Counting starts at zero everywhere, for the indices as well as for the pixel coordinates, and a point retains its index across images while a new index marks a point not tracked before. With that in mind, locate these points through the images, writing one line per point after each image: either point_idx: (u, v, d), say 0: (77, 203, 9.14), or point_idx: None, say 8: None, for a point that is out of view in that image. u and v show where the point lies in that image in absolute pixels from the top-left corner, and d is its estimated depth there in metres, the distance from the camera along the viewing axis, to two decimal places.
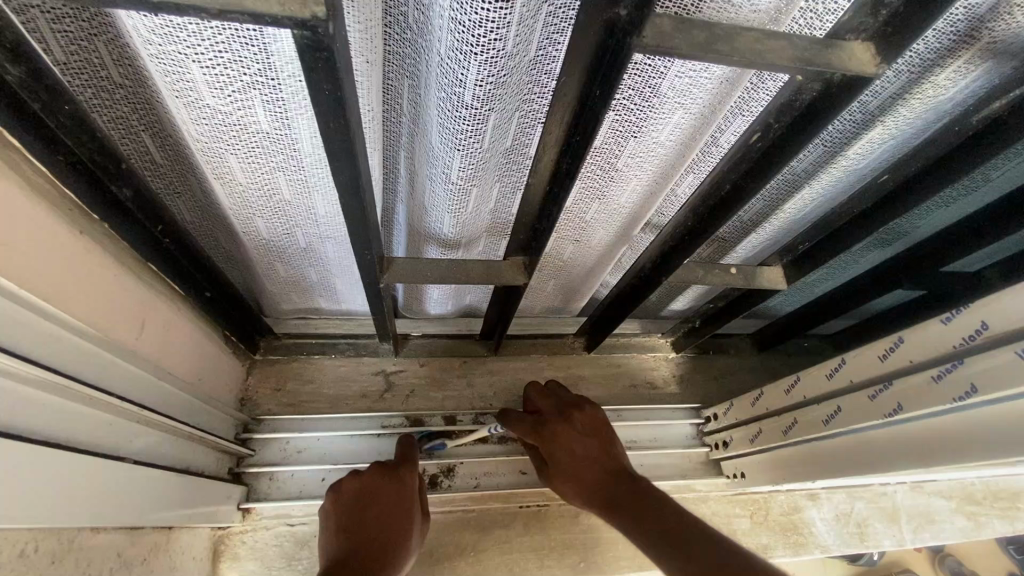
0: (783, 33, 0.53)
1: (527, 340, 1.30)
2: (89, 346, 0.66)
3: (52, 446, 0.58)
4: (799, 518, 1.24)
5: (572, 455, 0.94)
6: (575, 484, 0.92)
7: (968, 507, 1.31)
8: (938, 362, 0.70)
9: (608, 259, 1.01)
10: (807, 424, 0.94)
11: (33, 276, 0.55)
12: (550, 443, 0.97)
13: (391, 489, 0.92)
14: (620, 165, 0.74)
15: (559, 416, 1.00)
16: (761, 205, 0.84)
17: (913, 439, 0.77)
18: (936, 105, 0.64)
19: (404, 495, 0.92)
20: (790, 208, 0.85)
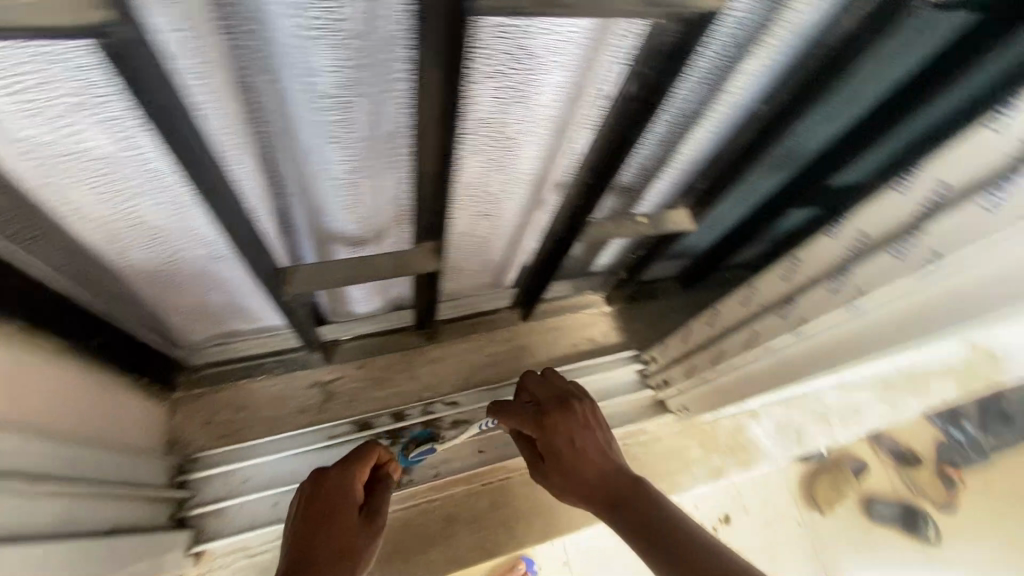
0: None
1: (464, 321, 1.29)
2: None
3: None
4: (745, 437, 1.33)
5: (570, 445, 0.92)
6: (569, 476, 0.90)
7: (886, 394, 1.45)
8: (829, 276, 0.74)
9: (524, 228, 1.00)
10: (731, 352, 0.99)
11: None
12: (552, 432, 0.94)
13: (336, 489, 0.88)
14: (510, 132, 0.73)
15: (557, 405, 0.97)
16: (656, 147, 0.84)
17: (820, 348, 0.82)
18: (796, 32, 0.66)
19: (340, 500, 0.86)
20: (686, 149, 0.87)
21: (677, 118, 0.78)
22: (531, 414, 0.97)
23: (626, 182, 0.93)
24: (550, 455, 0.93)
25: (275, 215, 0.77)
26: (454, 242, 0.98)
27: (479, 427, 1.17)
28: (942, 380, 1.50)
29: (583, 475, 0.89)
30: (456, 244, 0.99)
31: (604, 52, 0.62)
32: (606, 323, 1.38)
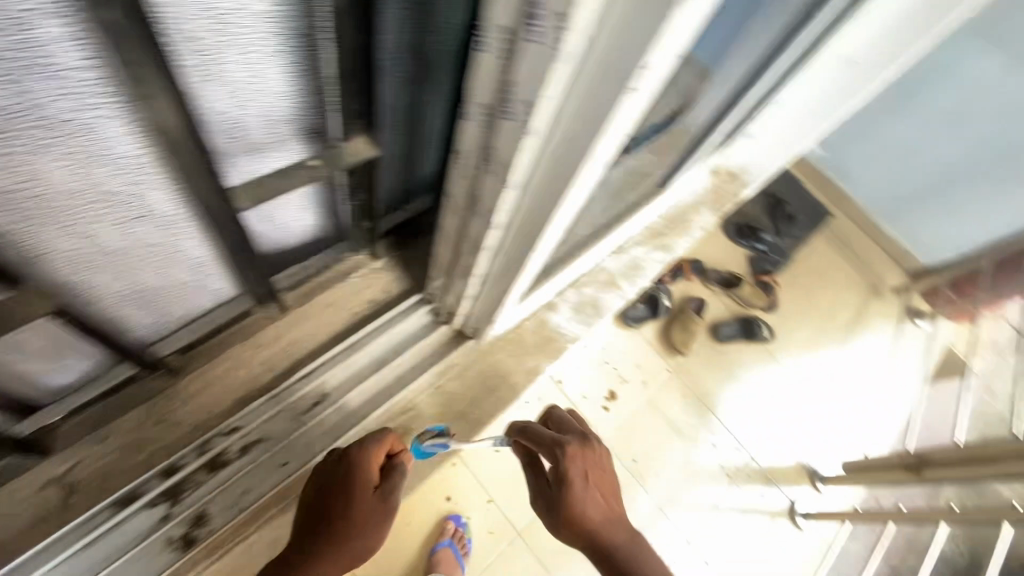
0: None
1: (215, 338, 1.11)
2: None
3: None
4: (549, 329, 1.41)
5: (585, 487, 0.83)
6: (576, 524, 0.82)
7: (655, 240, 1.64)
8: (482, 159, 0.69)
9: (187, 224, 0.83)
10: (468, 268, 0.96)
11: None
12: (574, 473, 0.83)
13: (342, 465, 0.90)
14: (55, 117, 0.55)
15: (584, 440, 0.88)
16: (289, 82, 0.73)
17: (519, 236, 0.82)
18: None
19: (358, 489, 0.86)
20: (332, 65, 0.74)
21: (282, 40, 0.66)
22: (552, 440, 0.87)
23: (294, 125, 0.81)
24: (563, 493, 0.83)
25: None
26: (65, 272, 0.74)
27: (268, 442, 1.07)
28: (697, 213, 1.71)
29: (591, 531, 0.83)
30: (108, 266, 0.80)
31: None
32: (386, 280, 1.27)
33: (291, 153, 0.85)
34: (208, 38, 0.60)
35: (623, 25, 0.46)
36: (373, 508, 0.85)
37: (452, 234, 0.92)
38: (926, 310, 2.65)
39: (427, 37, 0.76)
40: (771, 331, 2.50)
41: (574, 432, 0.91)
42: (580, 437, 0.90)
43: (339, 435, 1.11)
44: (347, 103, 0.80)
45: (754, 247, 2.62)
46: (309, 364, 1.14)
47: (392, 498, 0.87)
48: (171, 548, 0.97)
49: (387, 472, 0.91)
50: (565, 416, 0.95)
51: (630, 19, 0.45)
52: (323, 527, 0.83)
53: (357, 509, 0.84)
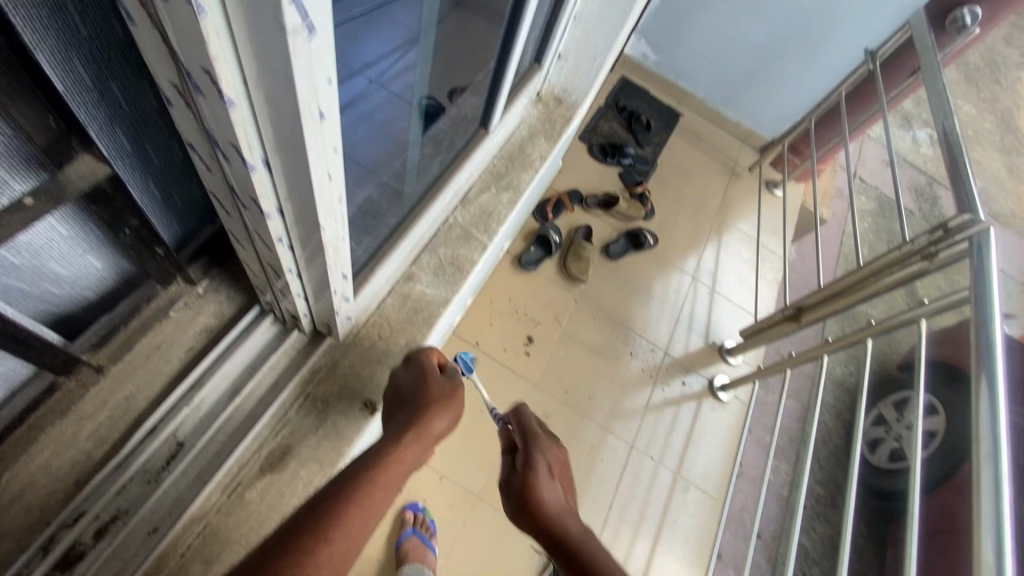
0: None
1: (23, 425, 0.96)
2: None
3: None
4: (413, 301, 1.38)
5: (548, 476, 1.08)
6: (536, 492, 1.02)
7: (502, 182, 1.62)
8: (211, 145, 0.62)
9: None
10: (274, 267, 0.88)
11: None
12: (539, 464, 1.09)
13: (422, 386, 1.12)
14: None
15: (559, 447, 1.17)
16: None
17: (302, 219, 0.75)
18: None
19: (431, 375, 1.15)
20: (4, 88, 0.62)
21: None
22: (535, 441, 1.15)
23: (6, 160, 0.68)
24: (530, 470, 1.07)
25: None
26: None
27: (125, 515, 0.96)
28: (535, 144, 1.72)
29: (559, 514, 1.00)
30: None
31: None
32: (214, 303, 1.15)
33: (19, 191, 0.72)
34: None
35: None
36: (446, 387, 1.14)
37: (241, 235, 0.84)
38: (779, 178, 3.02)
39: (105, 10, 0.66)
40: (652, 237, 2.63)
41: (552, 442, 1.17)
42: (553, 448, 1.16)
43: (208, 480, 1.06)
44: (36, 116, 0.67)
45: (622, 163, 2.82)
46: (150, 421, 1.01)
47: (455, 385, 1.16)
48: None
49: (441, 369, 1.22)
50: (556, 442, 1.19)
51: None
52: (421, 403, 1.07)
53: (438, 389, 1.12)
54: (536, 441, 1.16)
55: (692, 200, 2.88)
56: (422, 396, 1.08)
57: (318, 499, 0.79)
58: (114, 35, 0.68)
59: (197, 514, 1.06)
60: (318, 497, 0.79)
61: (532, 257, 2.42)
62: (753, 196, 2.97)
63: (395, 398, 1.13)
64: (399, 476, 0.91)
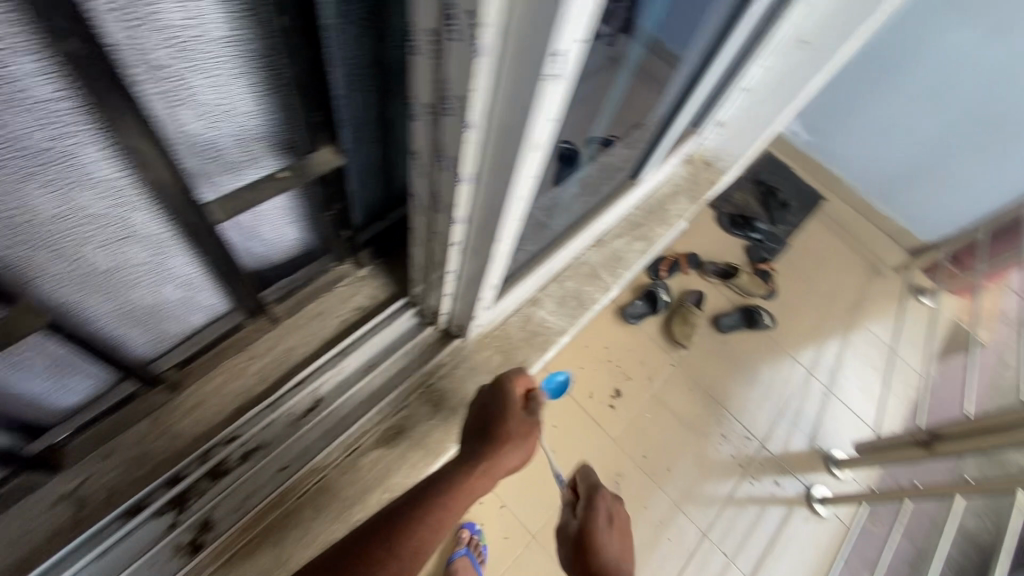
0: None
1: (211, 352, 1.16)
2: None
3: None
4: (534, 324, 1.44)
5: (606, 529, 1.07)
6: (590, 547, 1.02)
7: (636, 233, 1.67)
8: (435, 158, 0.75)
9: (159, 240, 0.86)
10: (439, 263, 1.00)
11: None
12: (596, 517, 1.08)
13: (499, 419, 1.09)
14: (35, 144, 0.60)
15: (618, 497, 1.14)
16: (259, 103, 0.79)
17: (481, 228, 0.86)
18: None
19: (512, 409, 1.10)
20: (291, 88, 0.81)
21: (250, 70, 0.73)
22: (587, 495, 1.14)
23: (267, 141, 0.87)
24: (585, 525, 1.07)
25: None
26: (61, 290, 0.80)
27: (268, 448, 1.11)
28: (675, 202, 1.75)
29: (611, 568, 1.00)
30: (92, 287, 0.84)
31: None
32: (368, 287, 1.33)
33: (271, 166, 0.91)
34: (184, 74, 0.67)
35: (528, 28, 0.51)
36: (520, 426, 1.09)
37: (422, 231, 0.97)
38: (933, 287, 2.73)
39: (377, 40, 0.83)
40: (771, 318, 2.50)
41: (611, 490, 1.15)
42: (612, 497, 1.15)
43: (334, 437, 1.16)
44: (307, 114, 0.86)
45: (751, 237, 2.69)
46: (301, 371, 1.19)
47: (537, 421, 1.11)
48: (177, 555, 1.00)
49: (528, 396, 1.15)
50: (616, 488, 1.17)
51: (531, 20, 0.50)
52: (489, 438, 1.07)
53: (510, 428, 1.07)
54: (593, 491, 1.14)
55: (828, 289, 2.68)
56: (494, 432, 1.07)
57: (356, 548, 0.89)
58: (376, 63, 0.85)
59: (319, 466, 1.15)
60: (352, 544, 0.90)
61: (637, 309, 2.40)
62: (898, 300, 2.70)
63: (476, 420, 1.13)
64: (448, 520, 0.97)
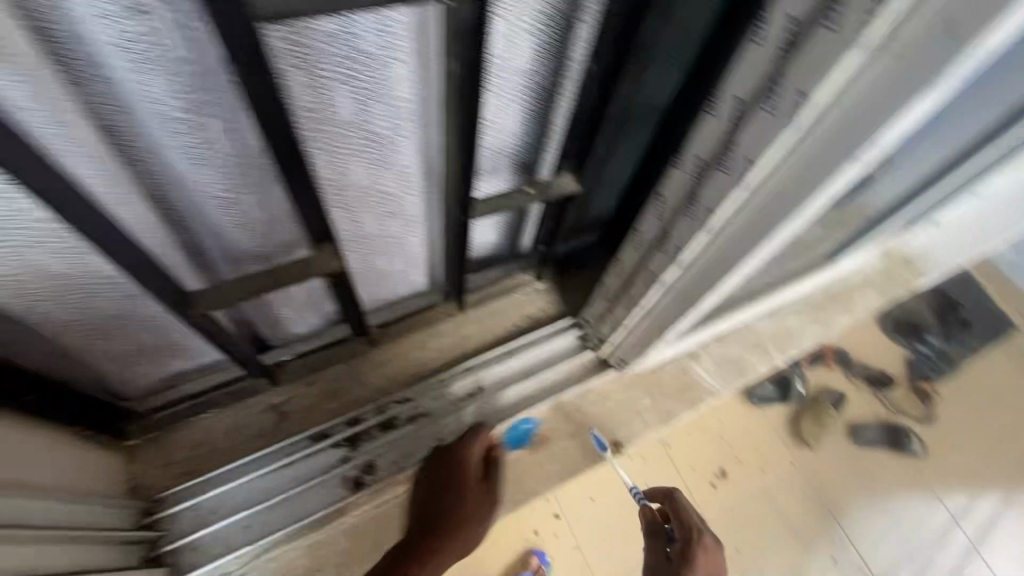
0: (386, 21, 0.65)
1: (404, 322, 1.33)
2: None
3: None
4: (689, 378, 1.40)
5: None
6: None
7: (815, 315, 1.56)
8: (684, 202, 0.81)
9: (418, 217, 1.05)
10: (637, 293, 1.03)
11: None
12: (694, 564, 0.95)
13: (451, 475, 1.11)
14: (379, 131, 0.80)
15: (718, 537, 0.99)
16: (522, 126, 0.93)
17: (696, 275, 0.90)
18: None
19: (469, 466, 1.12)
20: (556, 117, 0.95)
21: (534, 100, 0.89)
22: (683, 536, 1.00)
23: (518, 160, 1.02)
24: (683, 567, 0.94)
25: (180, 253, 0.82)
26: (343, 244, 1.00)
27: (430, 416, 1.24)
28: (863, 294, 1.63)
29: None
30: (359, 247, 1.04)
31: (420, 26, 0.67)
32: (542, 301, 1.43)
33: (511, 182, 1.06)
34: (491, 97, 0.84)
35: (861, 102, 0.54)
36: (475, 489, 1.12)
37: (632, 262, 1.02)
38: None
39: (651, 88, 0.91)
40: (923, 445, 1.99)
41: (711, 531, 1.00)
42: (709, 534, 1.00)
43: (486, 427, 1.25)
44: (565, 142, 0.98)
45: None
46: (472, 356, 1.33)
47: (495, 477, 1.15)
48: (343, 484, 1.15)
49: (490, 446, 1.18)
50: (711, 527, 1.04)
51: (869, 92, 0.53)
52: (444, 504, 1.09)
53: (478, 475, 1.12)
54: (692, 529, 1.00)
55: None
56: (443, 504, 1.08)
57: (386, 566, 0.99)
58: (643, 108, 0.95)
59: (468, 448, 1.24)
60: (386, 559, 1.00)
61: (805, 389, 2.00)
62: None
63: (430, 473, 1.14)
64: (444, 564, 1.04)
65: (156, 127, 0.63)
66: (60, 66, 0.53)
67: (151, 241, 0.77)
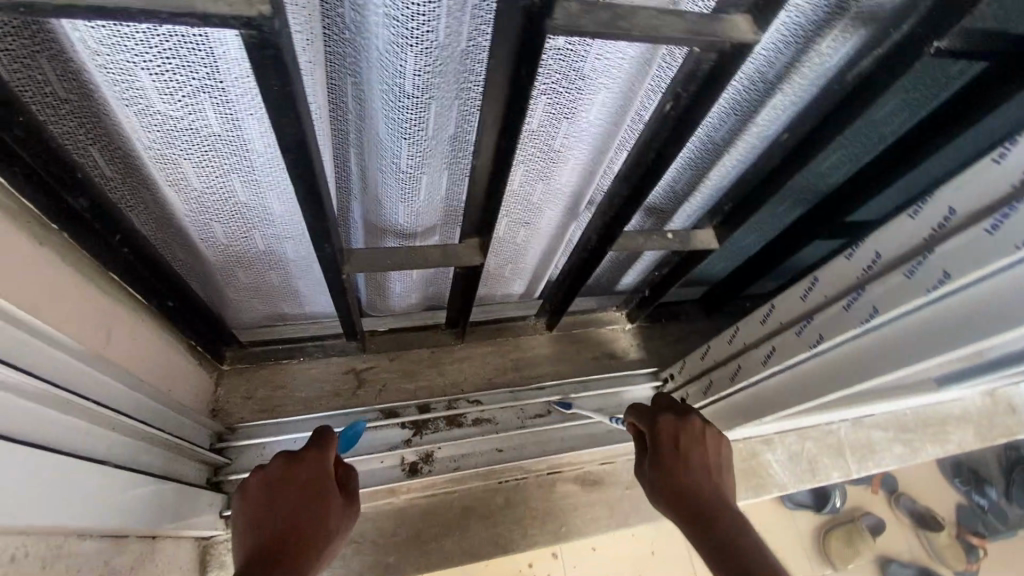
0: (617, 48, 0.64)
1: (493, 325, 1.34)
2: (44, 345, 0.62)
3: (7, 438, 0.53)
4: (757, 463, 1.34)
5: (683, 458, 0.92)
6: (678, 483, 0.89)
7: (903, 436, 1.47)
8: (846, 293, 0.78)
9: (558, 236, 1.06)
10: (750, 367, 1.00)
11: (40, 306, 0.60)
12: (663, 454, 0.94)
13: (289, 485, 0.83)
14: (553, 145, 0.80)
15: (675, 412, 0.98)
16: (681, 171, 0.90)
17: (829, 367, 0.86)
18: (821, 73, 0.71)
19: (305, 477, 0.85)
20: (714, 175, 0.91)
21: (701, 155, 0.86)
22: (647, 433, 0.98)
23: (659, 207, 0.99)
24: (659, 462, 0.93)
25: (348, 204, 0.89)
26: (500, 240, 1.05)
27: (496, 427, 1.22)
28: (957, 428, 1.52)
29: (705, 492, 0.87)
30: (494, 248, 1.07)
31: (642, 61, 0.66)
32: (627, 342, 1.40)
33: (639, 224, 1.04)
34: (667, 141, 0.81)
35: None
36: (324, 494, 0.84)
37: (755, 333, 0.99)
38: None
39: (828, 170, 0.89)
40: None
41: (666, 411, 0.99)
42: (667, 414, 0.98)
43: (547, 453, 1.21)
44: (721, 202, 0.97)
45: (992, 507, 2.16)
46: (552, 380, 1.30)
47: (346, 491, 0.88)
48: (400, 467, 1.15)
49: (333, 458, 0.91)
50: (672, 401, 1.02)
51: None
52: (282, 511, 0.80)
53: (313, 486, 0.84)
54: (651, 424, 0.98)
55: None
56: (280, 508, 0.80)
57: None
58: (812, 187, 0.93)
59: (524, 467, 1.22)
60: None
61: (839, 508, 1.90)
62: None
63: (254, 499, 0.82)
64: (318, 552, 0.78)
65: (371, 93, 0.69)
66: (324, 20, 0.61)
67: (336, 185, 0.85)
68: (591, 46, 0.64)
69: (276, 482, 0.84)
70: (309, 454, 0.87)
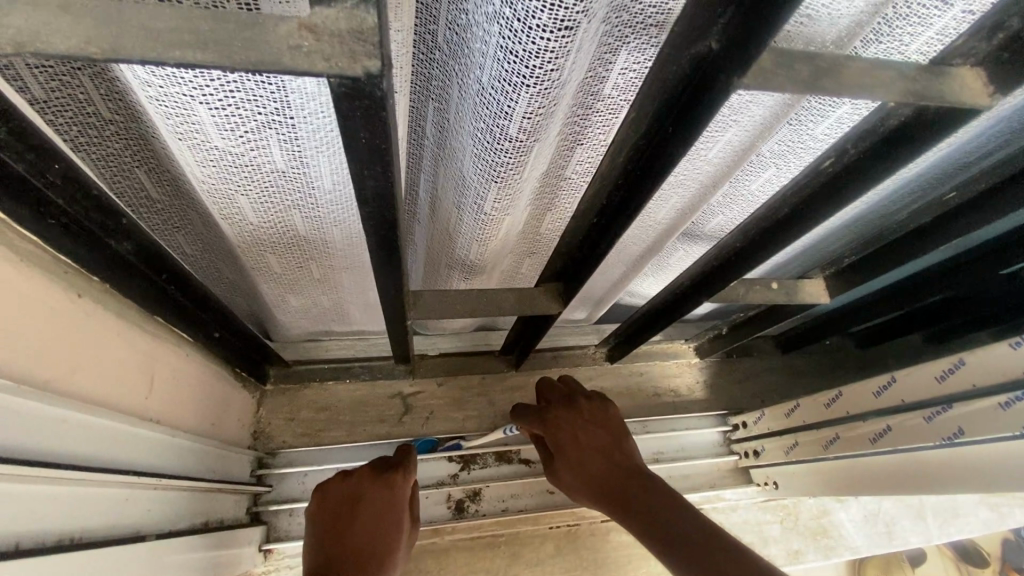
0: (772, 98, 0.49)
1: (548, 352, 1.24)
2: (82, 415, 0.53)
3: (48, 548, 0.45)
4: (828, 522, 1.22)
5: (584, 447, 0.82)
6: (585, 466, 0.79)
7: (991, 499, 1.31)
8: (1005, 388, 0.64)
9: (632, 278, 0.91)
10: (852, 440, 0.88)
11: (63, 375, 0.52)
12: (563, 449, 0.83)
13: (376, 499, 0.77)
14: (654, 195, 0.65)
15: (563, 404, 0.89)
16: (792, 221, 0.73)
17: (964, 462, 0.73)
18: (1003, 115, 0.53)
19: (392, 495, 0.78)
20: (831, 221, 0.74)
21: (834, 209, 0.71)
22: (538, 417, 0.90)
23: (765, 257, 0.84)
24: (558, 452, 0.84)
25: (422, 231, 0.79)
26: None
27: None
28: None
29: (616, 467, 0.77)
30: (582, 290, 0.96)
31: (791, 106, 0.50)
32: (692, 378, 1.29)
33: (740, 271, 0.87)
34: None
35: None
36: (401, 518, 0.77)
37: (863, 405, 0.87)
38: None
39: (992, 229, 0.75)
40: None
41: (553, 403, 0.91)
42: (557, 404, 0.90)
43: None
44: (847, 253, 0.85)
45: None
46: None
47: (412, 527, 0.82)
48: (447, 505, 1.08)
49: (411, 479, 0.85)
50: (558, 389, 0.94)
51: None
52: (360, 521, 0.74)
53: (395, 505, 0.78)
54: (543, 424, 0.88)
55: None
56: (360, 520, 0.74)
57: None
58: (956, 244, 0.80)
59: (578, 512, 1.13)
60: None
61: None
62: None
63: (335, 504, 0.77)
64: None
65: (457, 122, 0.56)
66: (420, 31, 0.49)
67: (408, 212, 0.76)
68: (736, 98, 0.49)
69: (359, 495, 0.77)
70: (397, 475, 0.81)
